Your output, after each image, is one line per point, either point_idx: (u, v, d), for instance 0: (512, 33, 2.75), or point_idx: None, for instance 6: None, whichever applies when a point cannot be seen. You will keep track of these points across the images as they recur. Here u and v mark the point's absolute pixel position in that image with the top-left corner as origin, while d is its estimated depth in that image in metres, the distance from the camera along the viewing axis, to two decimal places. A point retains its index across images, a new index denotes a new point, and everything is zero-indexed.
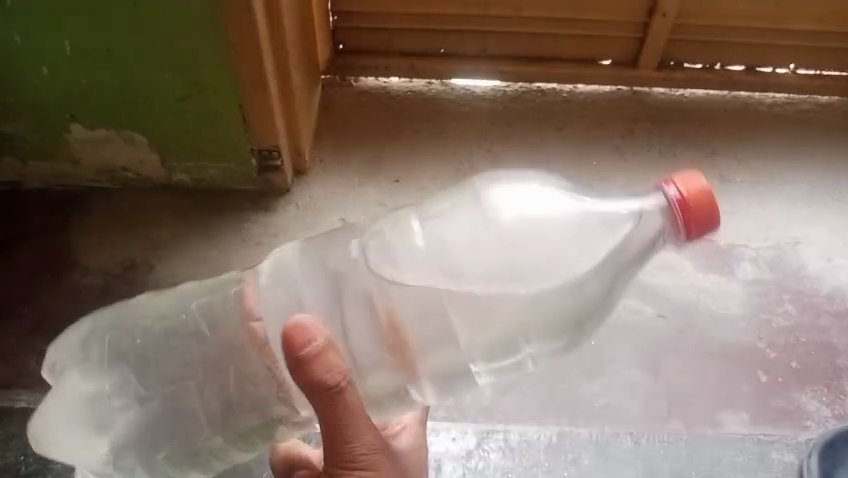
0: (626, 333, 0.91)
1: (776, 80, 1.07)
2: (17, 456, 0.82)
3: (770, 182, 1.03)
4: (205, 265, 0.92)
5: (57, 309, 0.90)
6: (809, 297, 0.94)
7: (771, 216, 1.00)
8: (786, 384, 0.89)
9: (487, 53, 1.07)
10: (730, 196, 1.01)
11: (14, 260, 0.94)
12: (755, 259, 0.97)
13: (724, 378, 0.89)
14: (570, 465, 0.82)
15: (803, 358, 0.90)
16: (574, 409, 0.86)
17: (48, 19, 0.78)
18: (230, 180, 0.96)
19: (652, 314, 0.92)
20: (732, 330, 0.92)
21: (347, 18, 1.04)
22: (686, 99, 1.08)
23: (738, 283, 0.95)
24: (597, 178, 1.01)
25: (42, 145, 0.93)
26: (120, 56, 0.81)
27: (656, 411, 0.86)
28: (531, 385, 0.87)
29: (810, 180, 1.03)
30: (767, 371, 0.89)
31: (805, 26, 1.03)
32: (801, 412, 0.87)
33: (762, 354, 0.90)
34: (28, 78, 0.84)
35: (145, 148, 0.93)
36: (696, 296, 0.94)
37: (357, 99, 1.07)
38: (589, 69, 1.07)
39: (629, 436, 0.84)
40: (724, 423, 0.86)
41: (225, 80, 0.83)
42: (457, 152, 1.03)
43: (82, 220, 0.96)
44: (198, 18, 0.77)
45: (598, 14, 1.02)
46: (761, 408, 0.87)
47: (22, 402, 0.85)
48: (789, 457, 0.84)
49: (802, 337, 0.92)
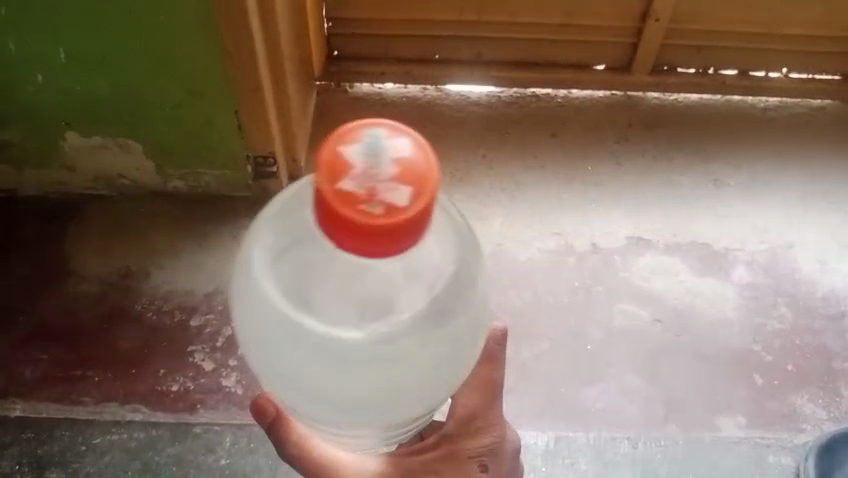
0: (622, 337, 0.91)
1: (770, 84, 1.07)
2: (12, 465, 0.81)
3: (764, 187, 1.03)
4: (203, 271, 0.93)
5: (53, 317, 0.90)
6: (804, 300, 0.95)
7: (765, 220, 1.00)
8: (782, 387, 0.89)
9: (481, 59, 1.08)
10: (724, 201, 1.02)
11: (9, 267, 0.94)
12: (751, 262, 0.97)
13: (721, 381, 0.89)
14: (568, 469, 0.82)
15: (798, 361, 0.91)
16: (571, 413, 0.86)
17: (42, 25, 0.77)
18: (226, 187, 0.96)
19: (648, 318, 0.92)
20: (728, 334, 0.92)
21: (341, 24, 1.04)
22: (680, 104, 1.09)
23: (733, 286, 0.95)
24: (592, 183, 1.02)
25: (36, 152, 0.92)
26: (114, 61, 0.81)
27: (654, 416, 0.86)
28: (528, 390, 0.87)
29: (804, 184, 1.04)
30: (763, 374, 0.89)
31: (797, 31, 1.03)
32: (798, 415, 0.87)
33: (757, 357, 0.91)
34: (22, 85, 0.84)
35: (140, 155, 0.92)
36: (691, 298, 0.94)
37: (352, 105, 1.07)
38: (583, 75, 1.07)
39: (627, 440, 0.84)
40: (722, 426, 0.86)
41: (220, 85, 0.83)
42: (453, 158, 1.03)
43: (77, 227, 0.96)
44: (194, 22, 0.77)
45: (592, 19, 1.03)
46: (758, 411, 0.87)
47: (16, 411, 0.84)
48: (786, 460, 0.84)
49: (798, 340, 0.92)
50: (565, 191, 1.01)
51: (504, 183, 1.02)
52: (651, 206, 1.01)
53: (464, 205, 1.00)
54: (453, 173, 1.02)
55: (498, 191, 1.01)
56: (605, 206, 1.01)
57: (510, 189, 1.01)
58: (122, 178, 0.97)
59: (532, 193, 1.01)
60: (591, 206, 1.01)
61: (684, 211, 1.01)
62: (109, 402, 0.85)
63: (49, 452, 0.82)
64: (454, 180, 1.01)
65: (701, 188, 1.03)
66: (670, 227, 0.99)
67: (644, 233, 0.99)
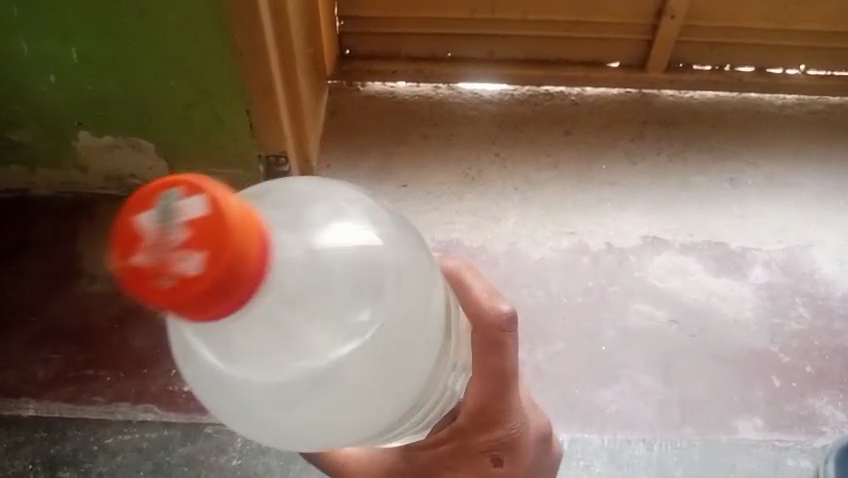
0: (636, 338, 0.90)
1: (785, 81, 1.07)
2: (25, 464, 0.81)
3: (782, 186, 1.01)
4: None
5: (65, 316, 0.91)
6: (823, 300, 0.93)
7: (782, 219, 0.99)
8: (801, 389, 0.87)
9: (493, 56, 1.08)
10: (740, 200, 1.00)
11: (22, 266, 0.94)
12: (768, 261, 0.96)
13: (737, 383, 0.87)
14: (581, 471, 0.81)
15: (817, 363, 0.89)
16: (585, 415, 0.85)
17: (52, 26, 0.78)
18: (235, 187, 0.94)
19: (663, 318, 0.91)
20: (744, 335, 0.91)
21: (355, 23, 1.05)
22: (696, 101, 1.07)
23: (751, 286, 0.94)
24: (605, 181, 1.01)
25: (48, 152, 0.93)
26: (125, 62, 0.81)
27: (669, 418, 0.85)
28: (541, 391, 0.86)
29: (822, 182, 1.02)
30: (781, 376, 0.88)
31: (813, 26, 1.03)
32: (817, 418, 0.85)
33: (775, 358, 0.89)
34: (33, 85, 0.85)
35: (152, 155, 0.92)
36: (708, 299, 0.93)
37: (364, 104, 1.06)
38: (596, 72, 1.07)
39: (642, 443, 0.83)
40: (738, 428, 0.85)
41: (231, 83, 0.82)
42: (465, 156, 1.02)
43: (89, 226, 0.97)
44: (204, 22, 0.76)
45: (605, 16, 1.03)
46: (776, 414, 0.86)
47: (27, 410, 0.84)
48: (805, 464, 0.82)
49: (816, 341, 0.90)
50: (578, 190, 1.00)
51: (518, 182, 1.01)
52: (665, 205, 1.00)
53: (477, 205, 0.99)
54: (464, 173, 1.01)
55: (511, 190, 1.00)
56: (619, 205, 0.99)
57: (523, 189, 1.00)
58: (134, 178, 0.96)
59: (545, 192, 1.00)
60: (606, 205, 0.99)
61: (699, 210, 0.99)
62: (120, 401, 0.85)
63: (62, 451, 0.82)
64: (466, 179, 1.01)
65: (718, 187, 1.01)
66: (686, 227, 0.98)
67: (659, 232, 0.97)
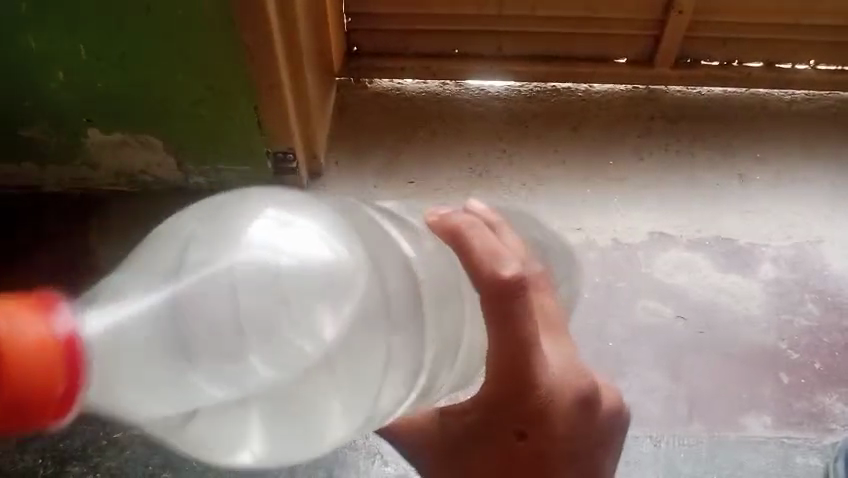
0: (644, 334, 0.90)
1: (795, 76, 1.05)
2: (35, 459, 0.83)
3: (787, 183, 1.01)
4: None
5: None
6: (832, 296, 0.93)
7: (790, 215, 0.99)
8: (810, 386, 0.87)
9: (501, 52, 1.07)
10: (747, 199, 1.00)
11: (34, 262, 0.96)
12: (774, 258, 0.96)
13: (745, 380, 0.87)
14: None
15: (826, 360, 0.89)
16: None
17: (58, 24, 0.76)
18: (245, 182, 0.96)
19: (670, 315, 0.91)
20: (752, 331, 0.90)
21: (362, 19, 1.04)
22: (704, 97, 1.07)
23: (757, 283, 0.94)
24: (613, 177, 1.01)
25: (57, 148, 0.94)
26: (134, 59, 0.80)
27: (676, 415, 0.85)
28: None
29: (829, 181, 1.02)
30: (789, 373, 0.88)
31: (826, 21, 1.01)
32: (826, 415, 0.85)
33: (783, 354, 0.89)
34: (41, 82, 0.84)
35: (161, 151, 0.94)
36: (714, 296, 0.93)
37: (372, 100, 1.06)
38: (605, 68, 1.06)
39: (649, 439, 0.83)
40: (747, 426, 0.85)
41: (241, 80, 0.82)
42: (472, 153, 1.02)
43: (99, 222, 0.98)
44: (214, 19, 0.75)
45: (614, 12, 1.01)
46: (785, 411, 0.86)
47: None
48: (814, 462, 0.83)
49: (825, 338, 0.90)
50: (586, 186, 1.00)
51: (526, 178, 1.01)
52: (674, 200, 0.99)
53: (484, 201, 0.99)
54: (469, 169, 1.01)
55: (518, 185, 1.00)
56: (627, 201, 0.99)
57: (531, 185, 1.00)
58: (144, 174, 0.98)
59: (553, 188, 1.00)
60: (613, 201, 0.99)
61: (707, 206, 0.99)
62: None
63: (72, 446, 0.83)
64: (473, 175, 1.01)
65: (723, 185, 1.01)
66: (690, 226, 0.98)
67: (666, 228, 0.97)
